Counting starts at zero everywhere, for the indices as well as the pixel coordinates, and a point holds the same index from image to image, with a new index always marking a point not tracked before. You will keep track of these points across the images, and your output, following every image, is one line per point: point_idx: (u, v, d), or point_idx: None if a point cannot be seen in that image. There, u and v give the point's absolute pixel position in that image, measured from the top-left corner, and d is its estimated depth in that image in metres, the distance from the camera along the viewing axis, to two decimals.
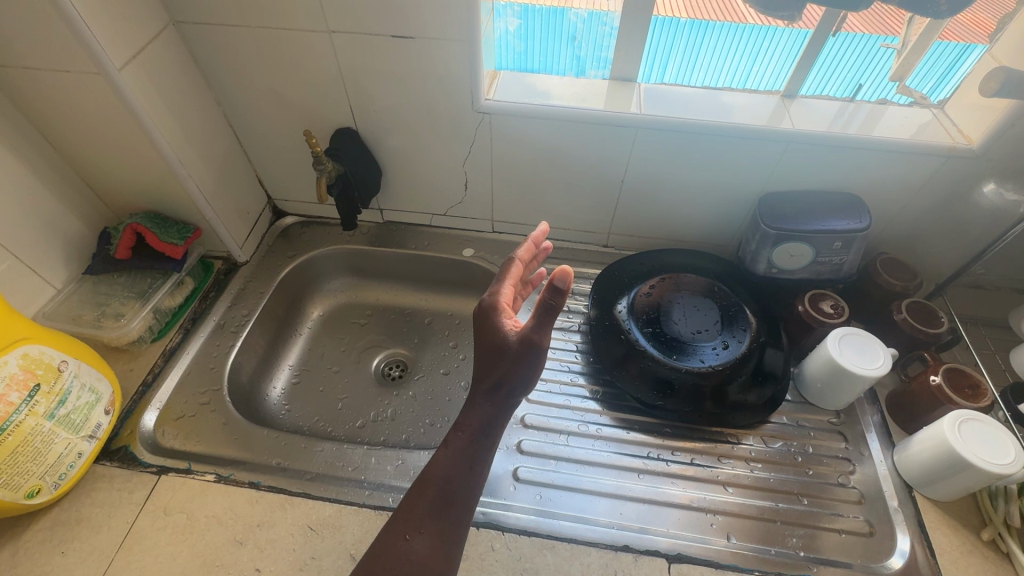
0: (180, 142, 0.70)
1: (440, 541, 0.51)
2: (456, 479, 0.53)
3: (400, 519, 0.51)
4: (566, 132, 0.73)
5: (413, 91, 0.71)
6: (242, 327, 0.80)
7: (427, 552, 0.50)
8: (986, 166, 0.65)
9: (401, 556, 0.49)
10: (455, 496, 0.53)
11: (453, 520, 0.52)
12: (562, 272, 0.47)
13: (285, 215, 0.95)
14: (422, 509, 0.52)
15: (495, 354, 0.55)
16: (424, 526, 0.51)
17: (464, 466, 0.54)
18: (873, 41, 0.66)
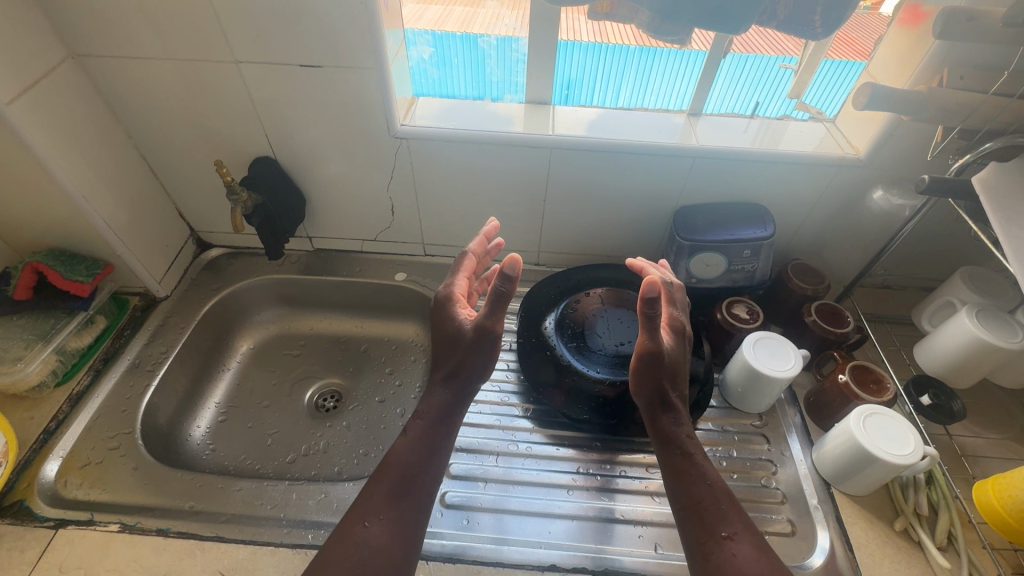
0: (84, 176, 0.67)
1: (400, 526, 0.53)
2: (416, 465, 0.57)
3: (361, 508, 0.54)
4: (484, 156, 0.74)
5: (329, 119, 0.71)
6: (159, 365, 0.77)
7: (385, 537, 0.52)
8: (873, 174, 0.70)
9: (359, 539, 0.51)
10: (413, 482, 0.56)
11: (411, 506, 0.55)
12: (511, 261, 0.54)
13: (210, 247, 0.92)
14: (382, 496, 0.54)
15: (453, 340, 0.63)
16: (383, 512, 0.53)
17: (422, 454, 0.58)
18: (773, 61, 0.71)
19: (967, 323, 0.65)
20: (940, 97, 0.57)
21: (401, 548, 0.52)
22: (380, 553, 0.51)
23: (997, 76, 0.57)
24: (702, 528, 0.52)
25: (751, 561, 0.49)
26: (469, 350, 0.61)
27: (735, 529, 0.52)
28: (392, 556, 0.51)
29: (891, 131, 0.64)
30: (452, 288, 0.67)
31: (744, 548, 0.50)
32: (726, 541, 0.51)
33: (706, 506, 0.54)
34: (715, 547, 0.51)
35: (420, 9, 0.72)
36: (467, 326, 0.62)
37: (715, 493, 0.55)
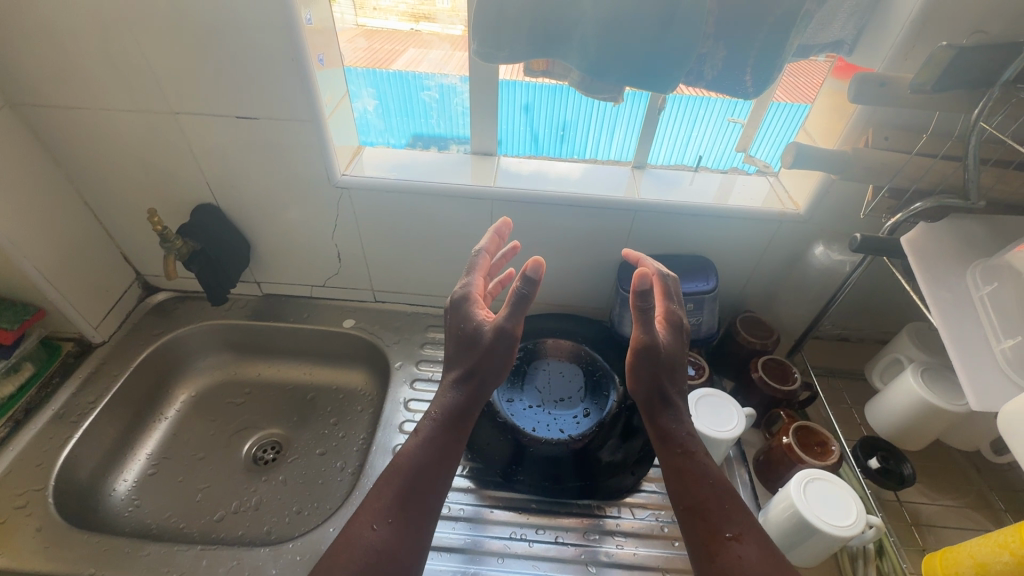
0: (14, 222, 0.67)
1: (408, 532, 0.50)
2: (427, 468, 0.53)
3: (367, 510, 0.52)
4: (426, 206, 0.74)
5: (269, 169, 0.71)
6: (85, 415, 0.74)
7: (393, 542, 0.50)
8: (814, 229, 0.69)
9: (366, 544, 0.49)
10: (424, 486, 0.53)
11: (421, 509, 0.52)
12: (534, 263, 0.49)
13: (157, 291, 0.91)
14: (389, 499, 0.52)
15: (471, 340, 0.56)
16: (391, 517, 0.51)
17: (432, 457, 0.54)
18: (722, 115, 0.71)
19: (912, 383, 0.63)
20: (865, 157, 0.57)
21: (409, 553, 0.50)
22: (386, 559, 0.49)
23: (919, 137, 0.58)
24: (707, 529, 0.50)
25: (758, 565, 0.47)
26: (491, 353, 0.55)
27: (741, 530, 0.49)
28: (402, 563, 0.49)
29: (827, 189, 0.65)
30: (462, 285, 0.59)
31: (750, 552, 0.48)
32: (731, 543, 0.49)
33: (712, 508, 0.51)
34: (720, 549, 0.49)
35: (421, 52, 0.71)
36: (486, 325, 0.56)
37: (721, 494, 0.52)
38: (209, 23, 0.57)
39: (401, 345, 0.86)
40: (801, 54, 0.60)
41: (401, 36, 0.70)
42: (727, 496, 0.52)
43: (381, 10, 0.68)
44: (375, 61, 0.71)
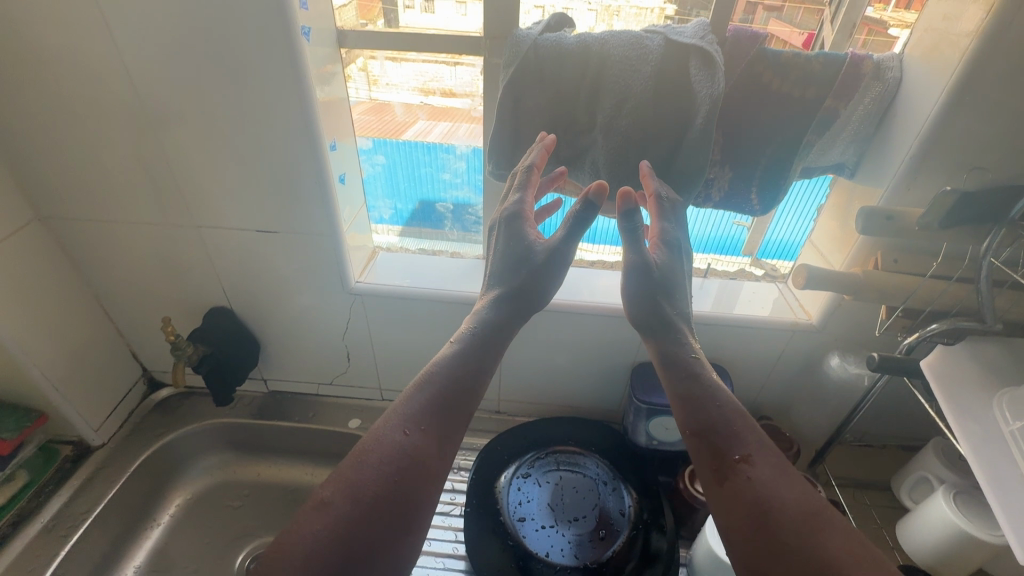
0: (27, 330, 0.67)
1: (440, 440, 0.43)
2: (459, 378, 0.46)
3: (394, 413, 0.43)
4: (437, 312, 0.74)
5: (284, 274, 0.72)
6: (74, 528, 0.71)
7: (424, 448, 0.42)
8: (829, 340, 0.69)
9: (396, 446, 0.41)
10: (462, 392, 0.46)
11: (454, 419, 0.45)
12: (598, 187, 0.48)
13: (162, 387, 0.90)
14: (421, 403, 0.44)
15: (524, 255, 0.53)
16: (422, 420, 0.43)
17: (466, 364, 0.47)
18: (729, 220, 0.74)
19: (945, 508, 0.60)
20: (876, 279, 0.57)
21: (440, 462, 0.42)
22: (416, 465, 0.41)
23: (932, 260, 0.58)
24: (713, 451, 0.43)
25: (773, 485, 0.40)
26: (547, 266, 0.52)
27: (751, 447, 0.42)
28: (434, 471, 0.41)
29: (838, 303, 0.65)
30: (514, 197, 0.54)
31: (765, 472, 0.41)
32: (740, 466, 0.42)
33: (722, 433, 0.44)
34: (730, 475, 0.41)
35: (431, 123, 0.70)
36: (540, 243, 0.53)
37: (730, 416, 0.45)
38: (238, 148, 0.61)
39: None
40: (805, 174, 0.62)
41: (413, 109, 0.69)
42: (740, 417, 0.45)
43: (393, 86, 0.68)
44: (381, 131, 0.70)
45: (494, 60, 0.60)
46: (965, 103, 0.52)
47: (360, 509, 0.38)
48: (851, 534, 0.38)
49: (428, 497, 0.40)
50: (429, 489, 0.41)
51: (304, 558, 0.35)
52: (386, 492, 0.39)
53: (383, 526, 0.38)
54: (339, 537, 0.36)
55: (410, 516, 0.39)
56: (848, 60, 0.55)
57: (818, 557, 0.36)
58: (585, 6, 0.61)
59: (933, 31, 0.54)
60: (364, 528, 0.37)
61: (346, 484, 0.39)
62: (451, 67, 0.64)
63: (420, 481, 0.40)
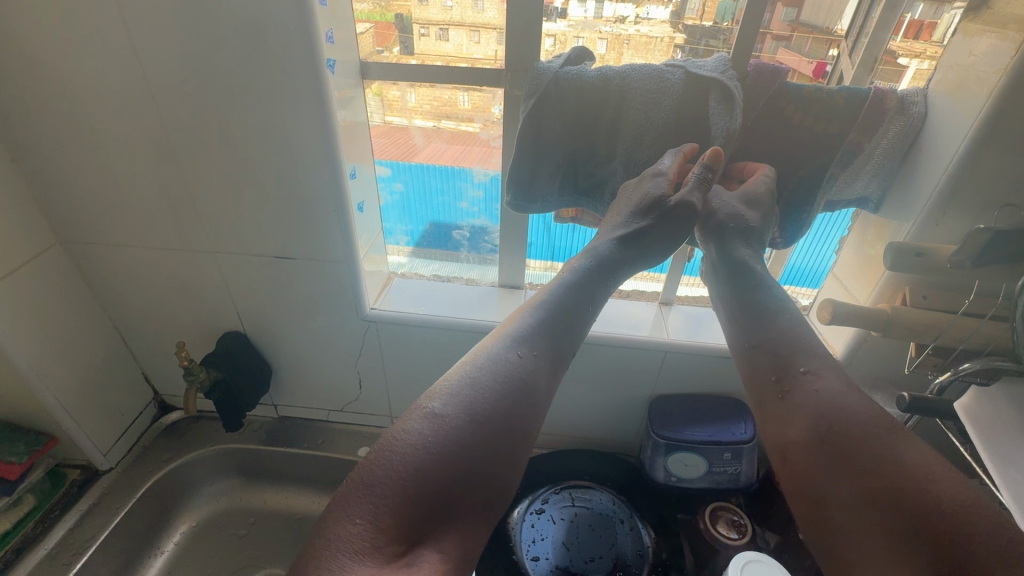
0: (43, 353, 0.67)
1: (549, 369, 0.42)
2: (570, 308, 0.46)
3: (506, 333, 0.43)
4: (452, 340, 0.73)
5: (299, 299, 0.72)
6: (78, 556, 0.69)
7: (535, 374, 0.41)
8: (855, 376, 0.67)
9: (505, 364, 0.41)
10: (568, 322, 0.45)
11: (563, 347, 0.44)
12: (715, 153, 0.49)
13: (172, 410, 0.89)
14: (529, 325, 0.44)
15: (660, 200, 0.49)
16: (533, 344, 0.43)
17: (578, 293, 0.47)
18: None
19: None
20: (905, 316, 0.56)
21: (548, 390, 0.42)
22: (524, 388, 0.40)
23: (965, 298, 0.57)
24: (777, 368, 0.44)
25: (840, 396, 0.40)
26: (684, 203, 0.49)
27: (816, 367, 0.43)
28: (540, 397, 0.41)
29: (863, 341, 0.63)
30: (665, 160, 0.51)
31: (828, 388, 0.41)
32: (807, 377, 0.43)
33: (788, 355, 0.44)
34: (795, 385, 0.42)
35: (444, 145, 0.69)
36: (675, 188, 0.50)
37: (797, 331, 0.46)
38: (260, 176, 0.61)
39: None
40: (828, 208, 0.61)
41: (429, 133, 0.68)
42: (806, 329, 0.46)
43: (408, 110, 0.67)
44: (396, 155, 0.70)
45: (514, 93, 0.61)
46: (992, 141, 0.52)
47: (472, 423, 0.37)
48: (923, 448, 0.37)
49: (536, 424, 0.40)
50: (537, 416, 0.40)
51: (412, 461, 0.36)
52: (496, 413, 0.39)
53: (493, 445, 0.37)
54: (446, 447, 0.36)
55: (517, 438, 0.39)
56: (873, 94, 0.54)
57: (887, 470, 0.36)
58: (595, 34, 0.61)
59: (958, 67, 0.53)
60: (472, 441, 0.37)
61: (454, 396, 0.39)
62: (467, 93, 0.63)
63: (528, 404, 0.40)
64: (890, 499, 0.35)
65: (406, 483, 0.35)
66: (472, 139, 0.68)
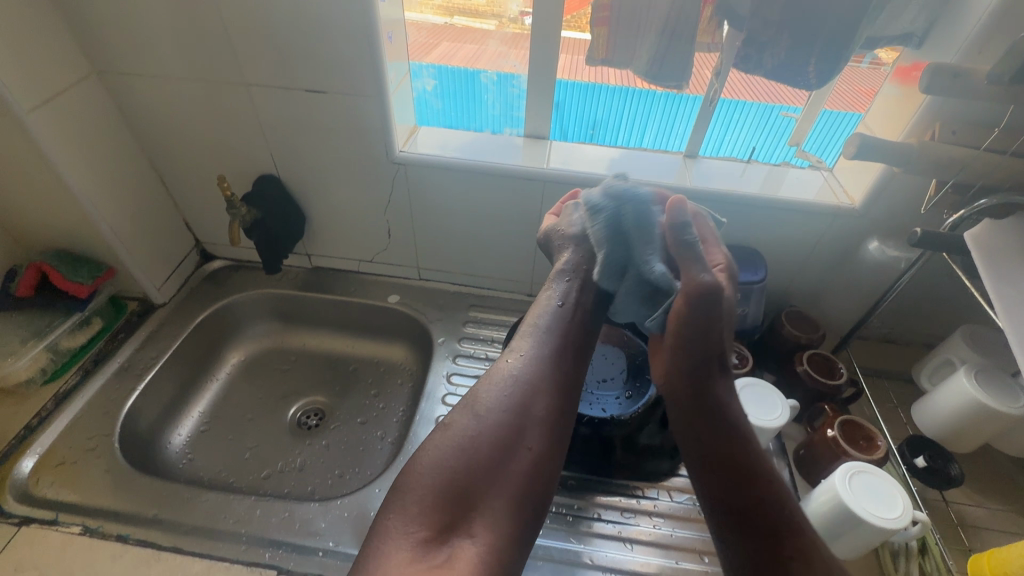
0: (94, 183, 0.71)
1: (545, 365, 0.54)
2: (566, 321, 0.57)
3: (512, 353, 0.56)
4: (480, 184, 0.76)
5: (331, 139, 0.74)
6: (147, 369, 0.78)
7: (529, 371, 0.54)
8: (870, 224, 0.68)
9: (505, 373, 0.54)
10: (568, 328, 0.57)
11: (559, 350, 0.56)
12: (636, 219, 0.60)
13: (213, 259, 0.95)
14: (522, 338, 0.57)
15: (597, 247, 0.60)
16: (525, 350, 0.56)
17: (568, 312, 0.58)
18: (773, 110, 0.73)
19: (965, 383, 0.63)
20: (931, 151, 0.56)
21: (549, 385, 0.53)
22: (526, 381, 0.53)
23: (989, 132, 0.57)
24: (733, 506, 0.48)
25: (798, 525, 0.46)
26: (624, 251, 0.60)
27: (781, 498, 0.48)
28: (542, 394, 0.53)
29: (885, 183, 0.64)
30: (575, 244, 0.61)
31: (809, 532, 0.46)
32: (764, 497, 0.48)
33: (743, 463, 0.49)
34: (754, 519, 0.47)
35: (454, 46, 0.75)
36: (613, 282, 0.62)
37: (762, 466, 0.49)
38: None
39: (445, 323, 0.88)
40: (869, 46, 0.60)
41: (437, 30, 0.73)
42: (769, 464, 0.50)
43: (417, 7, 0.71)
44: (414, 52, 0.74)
45: None
46: None
47: (483, 424, 0.51)
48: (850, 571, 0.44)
49: (538, 414, 0.52)
50: (545, 409, 0.52)
51: (439, 460, 0.49)
52: (505, 414, 0.51)
53: (504, 440, 0.50)
54: (463, 445, 0.49)
55: (523, 430, 0.51)
56: None
57: None
58: None
59: None
60: (488, 438, 0.50)
61: (467, 413, 0.52)
62: None
63: (530, 399, 0.52)
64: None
65: (436, 479, 0.47)
66: (481, 36, 0.74)
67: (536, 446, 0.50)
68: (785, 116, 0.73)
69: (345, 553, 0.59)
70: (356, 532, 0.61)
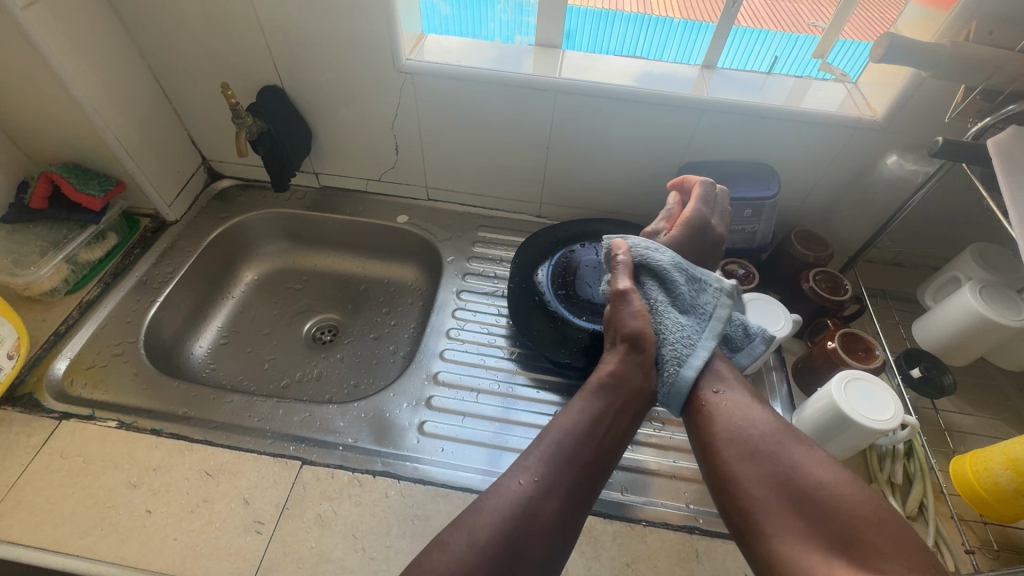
0: (96, 90, 0.69)
1: (554, 498, 0.46)
2: (585, 443, 0.49)
3: (516, 467, 0.48)
4: (490, 95, 0.73)
5: (336, 46, 0.71)
6: (165, 283, 0.80)
7: (538, 502, 0.45)
8: (890, 137, 0.67)
9: (509, 499, 0.45)
10: (586, 454, 0.48)
11: (570, 481, 0.47)
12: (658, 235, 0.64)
13: (221, 178, 0.95)
14: (535, 455, 0.48)
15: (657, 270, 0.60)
16: (538, 476, 0.46)
17: (590, 433, 0.50)
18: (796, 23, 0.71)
19: (969, 297, 0.63)
20: (964, 51, 0.54)
21: (555, 528, 0.45)
22: (531, 514, 0.44)
23: None
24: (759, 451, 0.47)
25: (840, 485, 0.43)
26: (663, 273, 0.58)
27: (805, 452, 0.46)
28: (542, 535, 0.44)
29: (912, 91, 0.62)
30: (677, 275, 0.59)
31: (735, 398, 0.51)
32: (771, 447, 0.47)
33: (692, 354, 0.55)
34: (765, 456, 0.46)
35: None
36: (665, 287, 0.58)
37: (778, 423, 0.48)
38: None
39: (454, 242, 0.88)
40: None
41: None
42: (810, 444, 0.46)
43: None
44: None
45: None
46: None
47: (479, 549, 0.42)
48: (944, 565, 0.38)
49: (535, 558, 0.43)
50: (544, 552, 0.44)
51: None
52: (500, 549, 0.43)
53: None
54: (459, 562, 0.42)
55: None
56: None
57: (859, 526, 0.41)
58: None
59: None
60: (479, 572, 0.41)
61: (460, 534, 0.44)
62: None
63: (528, 541, 0.43)
64: (786, 479, 0.45)
65: None
66: None
67: None
68: (807, 32, 0.72)
69: (364, 448, 0.63)
70: (373, 430, 0.65)
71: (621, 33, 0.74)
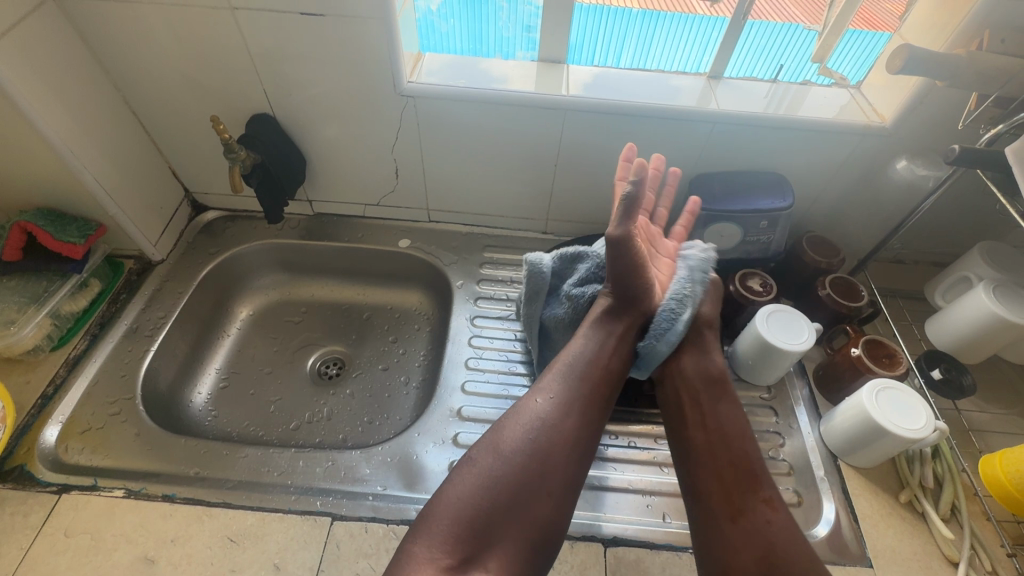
0: (70, 129, 0.64)
1: (575, 414, 0.55)
2: (593, 362, 0.59)
3: (540, 393, 0.56)
4: (497, 116, 0.71)
5: (332, 70, 0.67)
6: (158, 329, 0.75)
7: (554, 417, 0.54)
8: (899, 142, 0.67)
9: (532, 415, 0.54)
10: (594, 374, 0.58)
11: (583, 397, 0.56)
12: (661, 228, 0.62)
13: (206, 210, 0.89)
14: (554, 378, 0.58)
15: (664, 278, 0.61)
16: (558, 397, 0.56)
17: (598, 353, 0.60)
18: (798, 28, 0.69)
19: (983, 298, 0.64)
20: (978, 61, 0.54)
21: (569, 437, 0.53)
22: (551, 431, 0.53)
23: None
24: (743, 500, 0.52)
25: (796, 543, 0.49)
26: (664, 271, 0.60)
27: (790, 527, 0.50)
28: (567, 445, 0.53)
29: (922, 97, 0.62)
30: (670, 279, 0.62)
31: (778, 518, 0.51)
32: (762, 505, 0.51)
33: (745, 460, 0.54)
34: (744, 501, 0.52)
35: None
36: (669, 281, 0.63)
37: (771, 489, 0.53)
38: None
39: (460, 265, 0.85)
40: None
41: None
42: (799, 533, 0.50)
43: None
44: None
45: None
46: None
47: (505, 468, 0.51)
48: None
49: (554, 463, 0.52)
50: (565, 460, 0.52)
51: (462, 498, 0.49)
52: (524, 459, 0.51)
53: (511, 507, 0.49)
54: (485, 487, 0.50)
55: (543, 475, 0.51)
56: None
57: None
58: None
59: None
60: (499, 498, 0.49)
61: (491, 452, 0.52)
62: None
63: (552, 449, 0.52)
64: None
65: (460, 514, 0.48)
66: None
67: (547, 497, 0.50)
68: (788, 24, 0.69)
69: (394, 495, 0.60)
70: (402, 475, 0.62)
71: (581, 25, 0.71)
